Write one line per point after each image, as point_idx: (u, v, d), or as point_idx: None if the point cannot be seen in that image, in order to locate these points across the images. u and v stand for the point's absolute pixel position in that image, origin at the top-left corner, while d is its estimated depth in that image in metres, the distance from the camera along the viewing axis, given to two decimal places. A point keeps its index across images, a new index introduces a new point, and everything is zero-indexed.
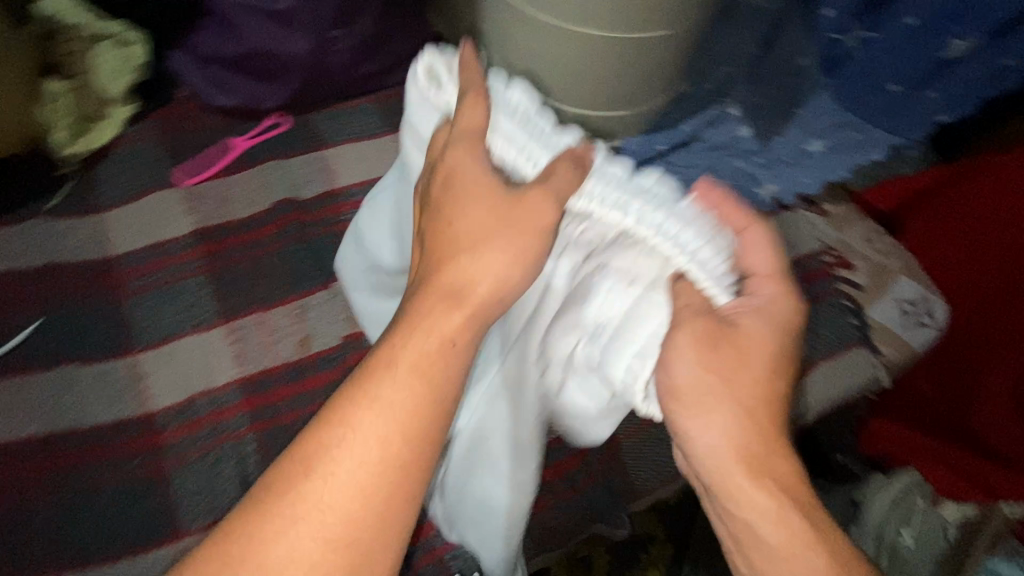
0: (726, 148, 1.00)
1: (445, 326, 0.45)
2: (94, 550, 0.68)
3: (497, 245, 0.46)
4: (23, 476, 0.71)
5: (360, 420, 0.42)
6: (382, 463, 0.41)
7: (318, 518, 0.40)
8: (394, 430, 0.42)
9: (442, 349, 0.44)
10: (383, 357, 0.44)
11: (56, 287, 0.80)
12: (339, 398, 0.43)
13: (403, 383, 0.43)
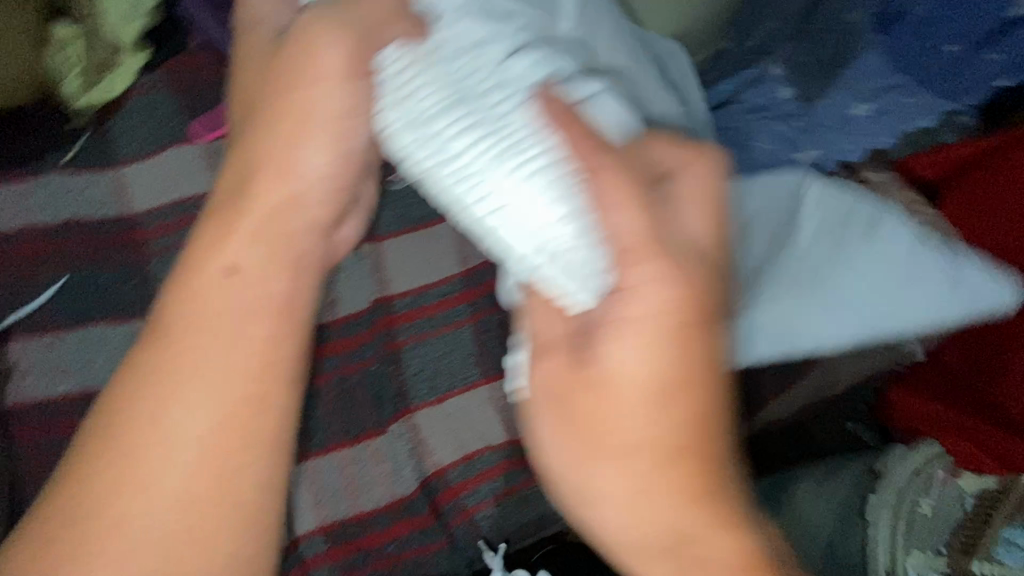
0: (767, 110, 0.94)
1: (220, 270, 0.54)
2: None
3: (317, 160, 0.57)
4: (61, 432, 0.70)
5: (166, 354, 0.51)
6: (224, 410, 0.51)
7: (165, 453, 0.49)
8: (198, 383, 0.51)
9: (224, 272, 0.54)
10: (179, 301, 0.53)
11: (80, 246, 0.79)
12: (138, 373, 0.51)
13: (168, 361, 0.51)
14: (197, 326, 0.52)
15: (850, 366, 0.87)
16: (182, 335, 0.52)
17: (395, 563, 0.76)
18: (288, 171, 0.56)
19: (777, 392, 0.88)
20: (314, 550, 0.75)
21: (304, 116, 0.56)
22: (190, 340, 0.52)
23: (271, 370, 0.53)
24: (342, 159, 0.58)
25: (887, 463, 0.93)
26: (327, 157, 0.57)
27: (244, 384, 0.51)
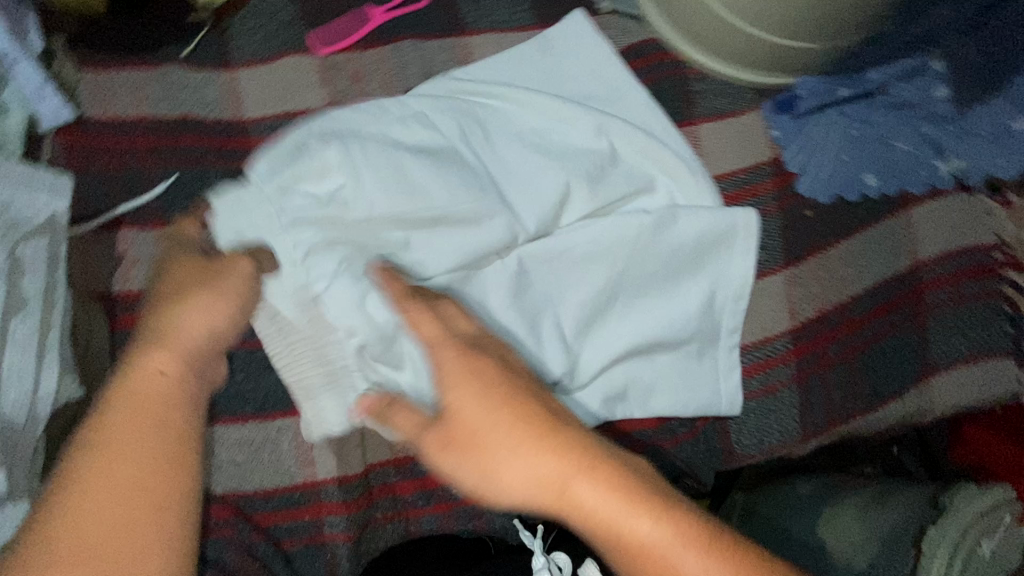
0: (914, 109, 0.87)
1: (158, 363, 0.54)
2: None
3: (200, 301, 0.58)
4: None
5: (88, 477, 0.47)
6: (108, 525, 0.46)
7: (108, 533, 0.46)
8: (122, 479, 0.48)
9: (152, 375, 0.53)
10: (138, 384, 0.52)
11: (188, 143, 0.74)
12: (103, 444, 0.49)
13: (130, 416, 0.50)
14: (135, 399, 0.51)
15: (945, 394, 0.83)
16: (140, 425, 0.50)
17: (461, 508, 0.73)
18: (234, 303, 0.60)
19: (871, 410, 0.83)
20: (383, 481, 0.72)
21: (211, 266, 0.61)
22: (122, 445, 0.49)
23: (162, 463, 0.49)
24: (236, 300, 0.60)
25: (955, 498, 0.82)
26: (218, 308, 0.58)
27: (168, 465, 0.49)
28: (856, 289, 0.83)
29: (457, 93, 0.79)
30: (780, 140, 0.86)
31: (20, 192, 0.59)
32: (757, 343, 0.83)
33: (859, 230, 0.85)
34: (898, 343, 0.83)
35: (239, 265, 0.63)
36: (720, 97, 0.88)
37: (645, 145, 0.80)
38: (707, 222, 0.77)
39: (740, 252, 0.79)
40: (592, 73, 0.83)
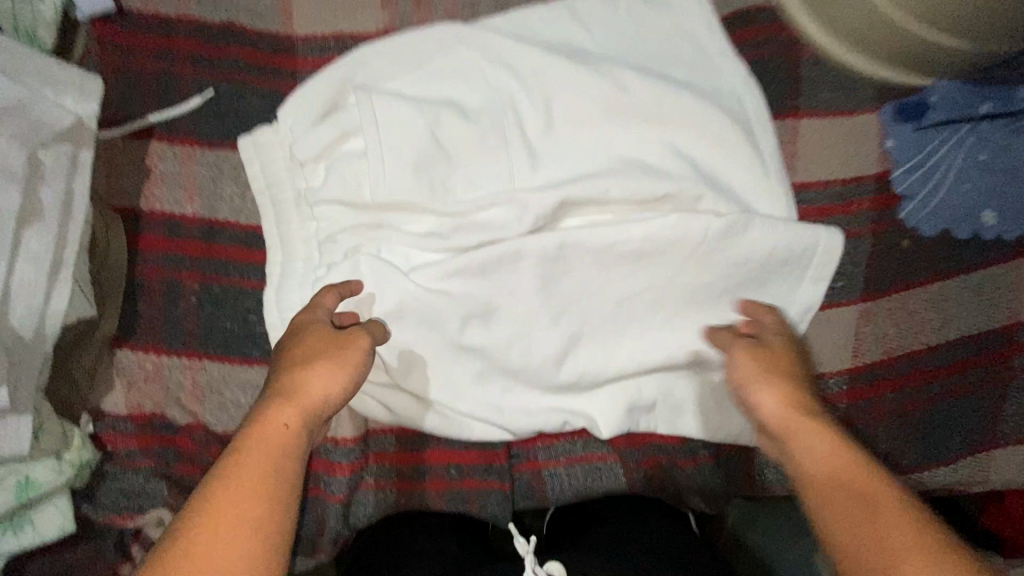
0: None
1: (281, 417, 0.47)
2: (234, 350, 0.64)
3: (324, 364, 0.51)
4: (175, 259, 0.64)
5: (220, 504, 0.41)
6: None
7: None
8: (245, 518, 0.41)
9: (275, 430, 0.46)
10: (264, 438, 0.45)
11: (230, 54, 0.67)
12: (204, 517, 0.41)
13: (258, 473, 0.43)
14: (243, 478, 0.43)
15: (1008, 471, 0.74)
16: (251, 501, 0.42)
17: (456, 487, 0.73)
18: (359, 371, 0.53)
19: (921, 471, 0.74)
20: (381, 447, 0.72)
21: (335, 344, 0.53)
22: (228, 510, 0.41)
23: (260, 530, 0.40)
24: (351, 378, 0.52)
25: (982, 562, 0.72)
26: (338, 379, 0.51)
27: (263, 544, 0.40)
28: (937, 338, 0.73)
29: (509, 57, 0.69)
30: (893, 152, 0.74)
31: (45, 90, 0.55)
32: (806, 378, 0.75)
33: (958, 273, 0.73)
34: (969, 407, 0.74)
35: (360, 340, 0.55)
36: (833, 89, 0.75)
37: (727, 138, 0.70)
38: (784, 237, 0.67)
39: (808, 278, 0.70)
40: (680, 48, 0.72)
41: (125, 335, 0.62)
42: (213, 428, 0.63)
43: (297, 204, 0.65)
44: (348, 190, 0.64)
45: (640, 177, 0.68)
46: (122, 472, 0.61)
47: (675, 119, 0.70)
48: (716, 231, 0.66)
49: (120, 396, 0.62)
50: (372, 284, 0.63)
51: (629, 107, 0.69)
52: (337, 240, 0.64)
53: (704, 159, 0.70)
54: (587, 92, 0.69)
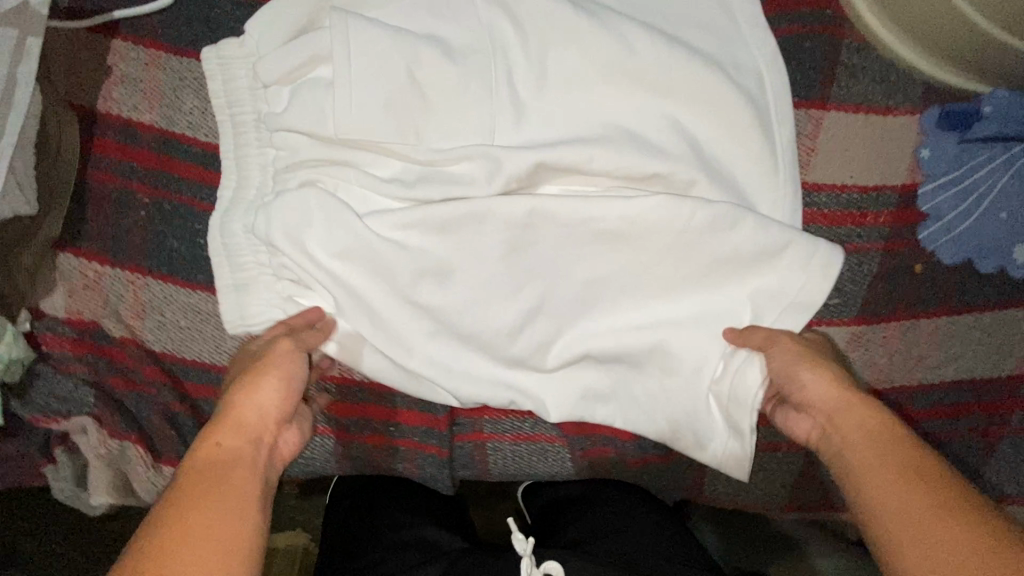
0: None
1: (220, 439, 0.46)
2: (179, 271, 0.63)
3: (258, 381, 0.51)
4: (128, 167, 0.61)
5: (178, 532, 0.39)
6: None
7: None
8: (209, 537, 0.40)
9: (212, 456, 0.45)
10: (203, 465, 0.44)
11: None
12: (155, 541, 0.39)
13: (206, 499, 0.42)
14: (199, 496, 0.42)
15: None
16: (205, 511, 0.41)
17: (394, 445, 0.72)
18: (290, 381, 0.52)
19: None
20: (321, 394, 0.70)
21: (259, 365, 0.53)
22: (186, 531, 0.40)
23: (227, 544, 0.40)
24: (289, 388, 0.52)
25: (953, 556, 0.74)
26: (274, 391, 0.51)
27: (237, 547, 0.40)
28: (931, 377, 0.66)
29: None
30: (926, 163, 0.65)
31: None
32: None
33: (971, 310, 0.65)
34: (953, 457, 0.67)
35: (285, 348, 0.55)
36: (872, 81, 0.66)
37: (736, 120, 0.62)
38: (778, 241, 0.60)
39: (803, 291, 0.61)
40: (700, 13, 0.64)
41: (70, 238, 0.61)
42: (149, 345, 0.62)
43: (260, 130, 0.61)
44: (310, 118, 0.59)
45: (631, 150, 0.61)
46: (53, 375, 0.60)
47: (682, 91, 0.62)
48: (701, 222, 0.60)
49: (61, 299, 0.61)
50: (320, 221, 0.59)
51: (632, 70, 0.62)
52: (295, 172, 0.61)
53: (706, 140, 0.63)
54: (588, 47, 0.62)
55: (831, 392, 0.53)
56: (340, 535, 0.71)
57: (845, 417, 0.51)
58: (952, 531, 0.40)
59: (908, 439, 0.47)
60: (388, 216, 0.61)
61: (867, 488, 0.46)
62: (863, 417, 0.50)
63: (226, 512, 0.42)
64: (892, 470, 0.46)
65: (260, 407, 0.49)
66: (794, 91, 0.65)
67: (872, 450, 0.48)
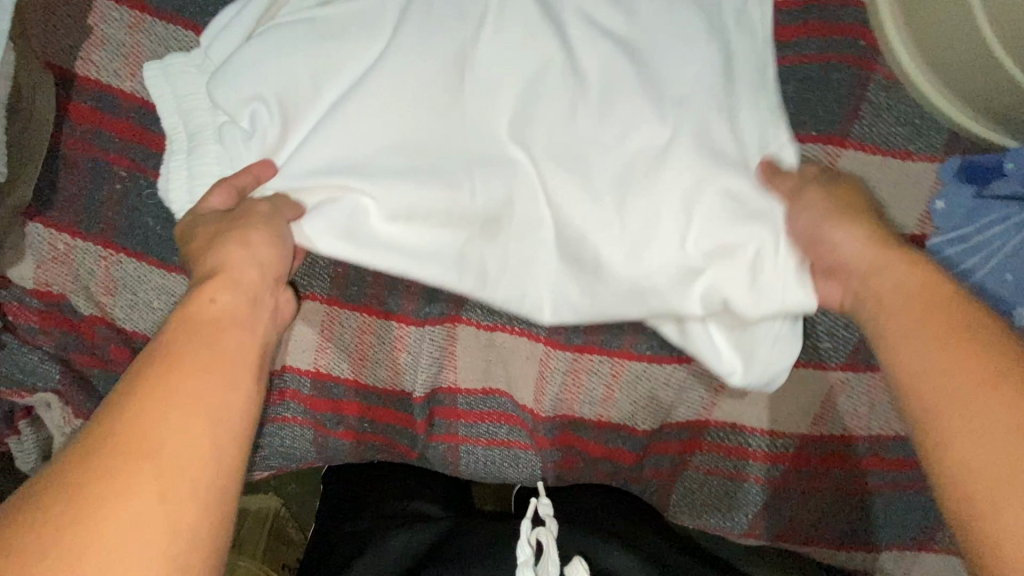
0: None
1: (213, 288, 0.47)
2: (153, 251, 0.60)
3: (251, 236, 0.51)
4: (104, 137, 0.58)
5: (168, 379, 0.40)
6: (155, 485, 0.36)
7: (142, 507, 0.35)
8: (216, 407, 0.40)
9: (241, 304, 0.47)
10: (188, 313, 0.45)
11: None
12: (158, 390, 0.39)
13: (226, 350, 0.44)
14: (171, 359, 0.41)
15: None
16: (188, 373, 0.41)
17: (369, 439, 0.72)
18: (270, 237, 0.52)
19: (836, 547, 0.72)
20: (296, 386, 0.68)
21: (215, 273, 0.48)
22: (179, 387, 0.40)
23: (218, 419, 0.40)
24: (261, 259, 0.51)
25: None
26: (263, 257, 0.51)
27: (226, 417, 0.41)
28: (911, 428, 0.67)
29: None
30: (938, 214, 0.62)
31: None
32: (760, 431, 0.69)
33: None
34: (919, 504, 0.69)
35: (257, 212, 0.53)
36: (896, 123, 0.62)
37: (744, 196, 0.56)
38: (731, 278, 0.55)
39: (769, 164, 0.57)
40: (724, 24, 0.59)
41: (41, 206, 0.58)
42: (118, 324, 0.60)
43: (212, 112, 0.57)
44: (258, 107, 0.56)
45: (591, 211, 0.56)
46: (19, 346, 0.59)
47: (687, 125, 0.56)
48: (668, 268, 0.56)
49: (29, 268, 0.58)
50: (268, 113, 0.56)
51: (633, 125, 0.56)
52: (224, 136, 0.57)
53: (688, 189, 0.55)
54: (582, 87, 0.57)
55: (860, 235, 0.51)
56: (354, 488, 0.89)
57: (880, 270, 0.49)
58: (963, 361, 0.41)
59: (954, 304, 0.45)
60: (306, 158, 0.55)
61: (894, 348, 0.45)
62: (905, 275, 0.47)
63: (221, 376, 0.42)
64: (962, 374, 0.41)
65: (252, 274, 0.49)
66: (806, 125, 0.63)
67: (892, 298, 0.47)
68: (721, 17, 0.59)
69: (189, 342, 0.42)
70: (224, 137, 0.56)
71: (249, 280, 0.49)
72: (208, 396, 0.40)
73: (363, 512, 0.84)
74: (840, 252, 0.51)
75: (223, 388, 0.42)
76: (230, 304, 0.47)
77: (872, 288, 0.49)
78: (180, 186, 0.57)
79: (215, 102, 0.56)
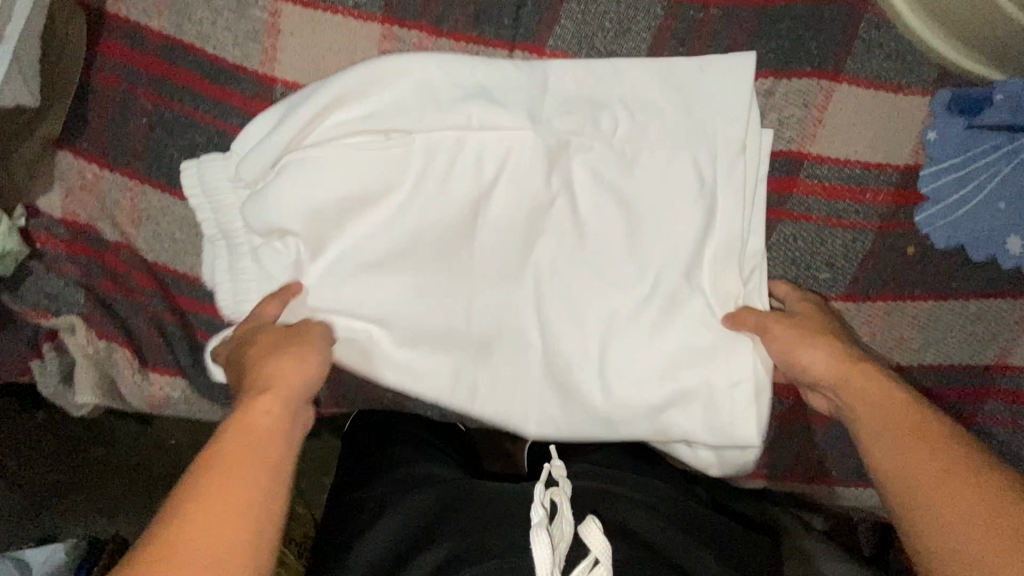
0: None
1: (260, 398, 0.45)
2: (175, 182, 0.62)
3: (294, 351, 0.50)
4: (132, 73, 0.61)
5: (210, 498, 0.38)
6: None
7: None
8: (253, 526, 0.38)
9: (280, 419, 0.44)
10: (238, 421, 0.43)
11: None
12: (198, 507, 0.37)
13: (268, 458, 0.41)
14: (220, 469, 0.39)
15: None
16: (237, 485, 0.39)
17: None
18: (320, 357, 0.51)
19: (839, 482, 0.74)
20: None
21: (258, 387, 0.47)
22: (223, 502, 0.38)
23: (254, 540, 0.37)
24: (303, 364, 0.49)
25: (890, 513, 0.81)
26: (308, 363, 0.50)
27: (265, 540, 0.38)
28: (910, 359, 0.68)
29: None
30: (931, 146, 0.65)
31: None
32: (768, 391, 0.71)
33: (960, 297, 0.67)
34: None
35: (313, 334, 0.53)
36: (890, 58, 0.64)
37: (716, 341, 0.57)
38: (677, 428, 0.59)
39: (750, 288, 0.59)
40: None
41: (72, 137, 0.61)
42: (142, 253, 0.63)
43: (236, 184, 0.58)
44: (289, 239, 0.56)
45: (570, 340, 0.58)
46: (46, 273, 0.61)
47: (669, 261, 0.57)
48: (638, 407, 0.59)
49: (58, 197, 0.61)
50: (297, 223, 0.55)
51: (618, 258, 0.58)
52: (261, 258, 0.58)
53: (658, 335, 0.58)
54: (579, 236, 0.58)
55: (861, 366, 0.51)
56: None
57: (884, 398, 0.49)
58: (950, 471, 0.42)
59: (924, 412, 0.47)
60: (329, 279, 0.58)
61: (900, 466, 0.45)
62: (877, 387, 0.49)
63: (261, 492, 0.39)
64: (979, 513, 0.40)
65: (294, 379, 0.48)
66: (806, 57, 0.64)
67: (893, 426, 0.47)
68: (720, 152, 0.57)
69: (240, 452, 0.40)
70: (254, 221, 0.56)
71: (292, 387, 0.47)
72: (249, 515, 0.38)
73: (371, 477, 0.71)
74: (844, 370, 0.52)
75: (260, 513, 0.38)
76: (270, 418, 0.44)
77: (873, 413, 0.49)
78: (226, 288, 0.59)
79: (248, 223, 0.56)
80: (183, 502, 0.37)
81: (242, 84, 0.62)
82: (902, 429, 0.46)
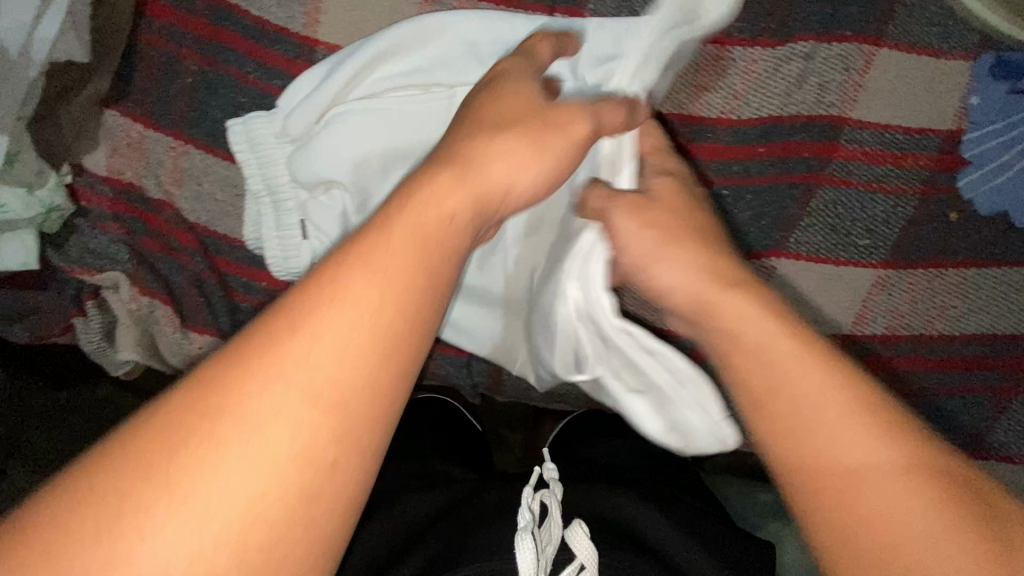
0: None
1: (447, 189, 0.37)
2: (217, 142, 0.63)
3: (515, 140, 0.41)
4: (177, 33, 0.61)
5: (346, 279, 0.32)
6: (276, 422, 0.29)
7: (247, 447, 0.28)
8: (380, 336, 0.31)
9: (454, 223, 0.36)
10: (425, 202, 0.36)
11: None
12: (315, 292, 0.31)
13: (407, 256, 0.33)
14: (362, 250, 0.33)
15: None
16: (387, 274, 0.32)
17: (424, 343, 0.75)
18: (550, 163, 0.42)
19: None
20: None
21: (475, 171, 0.39)
22: (363, 287, 0.32)
23: (377, 352, 0.31)
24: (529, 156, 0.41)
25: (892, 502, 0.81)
26: (532, 162, 0.41)
27: (387, 356, 0.31)
28: (949, 328, 0.69)
29: None
30: (974, 111, 0.64)
31: None
32: None
33: (1004, 265, 0.67)
34: (959, 405, 0.71)
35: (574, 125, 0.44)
36: (929, 23, 0.63)
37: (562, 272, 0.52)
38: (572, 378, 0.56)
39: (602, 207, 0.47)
40: None
41: (117, 97, 0.61)
42: (184, 212, 0.63)
43: (281, 141, 0.59)
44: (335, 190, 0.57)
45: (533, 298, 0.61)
46: (92, 231, 0.62)
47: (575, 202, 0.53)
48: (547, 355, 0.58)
49: (104, 157, 0.62)
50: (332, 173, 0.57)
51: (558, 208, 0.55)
52: (307, 213, 0.59)
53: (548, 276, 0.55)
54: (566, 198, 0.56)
55: (741, 315, 0.41)
56: None
57: (790, 367, 0.38)
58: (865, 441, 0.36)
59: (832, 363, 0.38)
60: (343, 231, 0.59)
61: (804, 445, 0.37)
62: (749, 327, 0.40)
63: (399, 291, 0.32)
64: (928, 515, 0.34)
65: (507, 174, 0.40)
66: (849, 23, 0.63)
67: (792, 398, 0.38)
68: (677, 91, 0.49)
69: (407, 244, 0.34)
70: (298, 172, 0.57)
71: (493, 187, 0.39)
72: (372, 321, 0.31)
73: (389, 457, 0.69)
74: (719, 313, 0.42)
75: (397, 320, 0.32)
76: (452, 218, 0.36)
77: (774, 387, 0.38)
78: (274, 241, 0.60)
79: (295, 176, 0.58)
80: (305, 282, 0.32)
81: (283, 46, 0.62)
82: (810, 402, 0.37)
